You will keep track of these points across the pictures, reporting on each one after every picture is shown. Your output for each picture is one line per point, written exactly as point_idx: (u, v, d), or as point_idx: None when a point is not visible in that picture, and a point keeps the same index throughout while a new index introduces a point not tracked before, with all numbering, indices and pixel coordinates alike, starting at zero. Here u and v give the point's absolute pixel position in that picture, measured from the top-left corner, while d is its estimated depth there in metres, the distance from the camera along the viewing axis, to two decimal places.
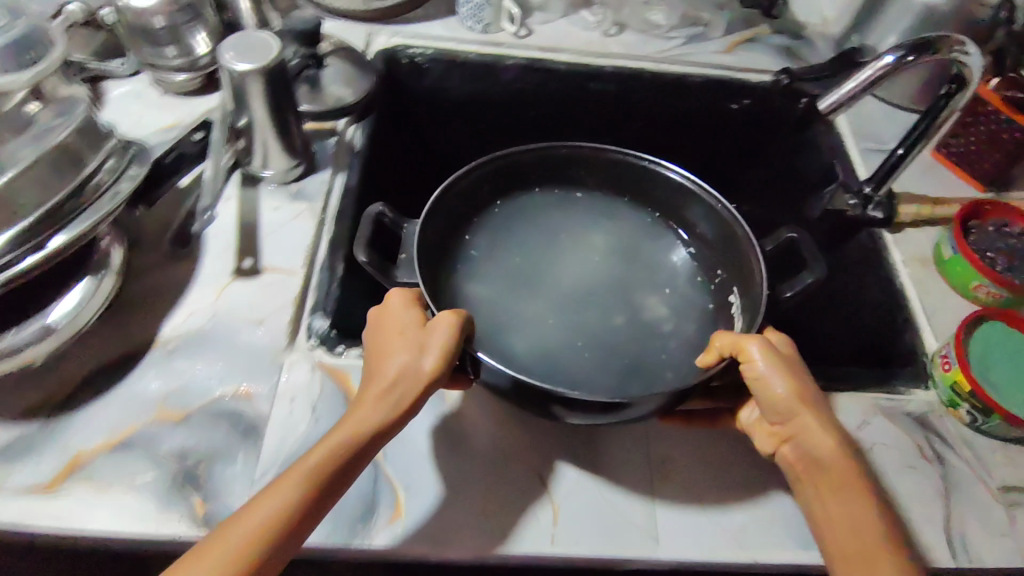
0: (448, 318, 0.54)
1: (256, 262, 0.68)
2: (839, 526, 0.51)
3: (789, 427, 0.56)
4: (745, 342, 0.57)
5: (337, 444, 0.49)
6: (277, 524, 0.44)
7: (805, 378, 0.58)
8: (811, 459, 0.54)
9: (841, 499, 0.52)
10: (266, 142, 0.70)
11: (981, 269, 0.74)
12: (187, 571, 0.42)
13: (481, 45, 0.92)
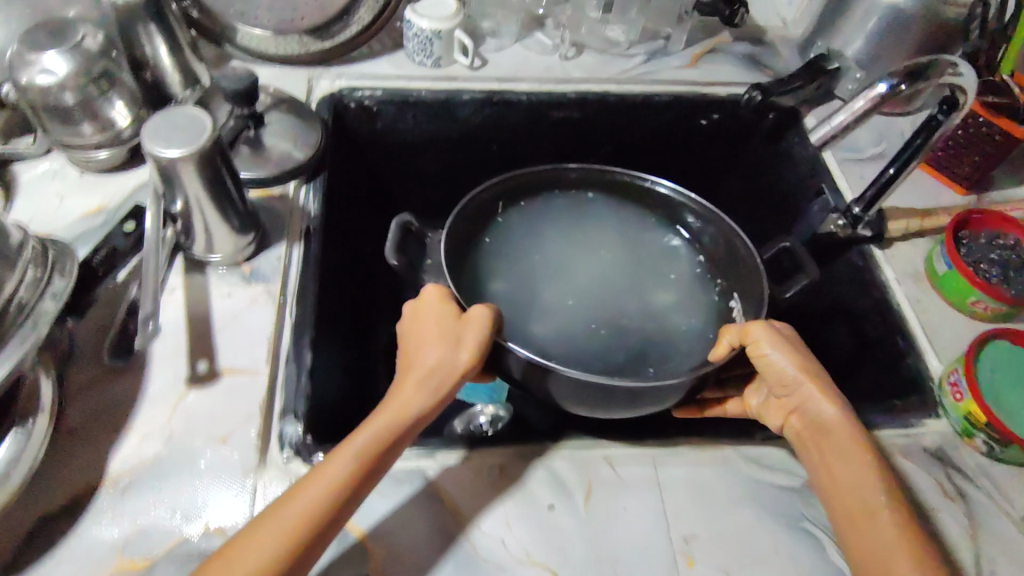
0: (484, 314, 0.59)
1: (213, 365, 0.60)
2: (843, 481, 0.56)
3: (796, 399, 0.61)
4: (750, 327, 0.62)
5: (383, 426, 0.53)
6: (332, 497, 0.48)
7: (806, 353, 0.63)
8: (818, 425, 0.59)
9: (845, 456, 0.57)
10: (210, 225, 0.62)
11: (978, 285, 0.71)
12: (247, 544, 0.45)
13: (433, 80, 0.85)
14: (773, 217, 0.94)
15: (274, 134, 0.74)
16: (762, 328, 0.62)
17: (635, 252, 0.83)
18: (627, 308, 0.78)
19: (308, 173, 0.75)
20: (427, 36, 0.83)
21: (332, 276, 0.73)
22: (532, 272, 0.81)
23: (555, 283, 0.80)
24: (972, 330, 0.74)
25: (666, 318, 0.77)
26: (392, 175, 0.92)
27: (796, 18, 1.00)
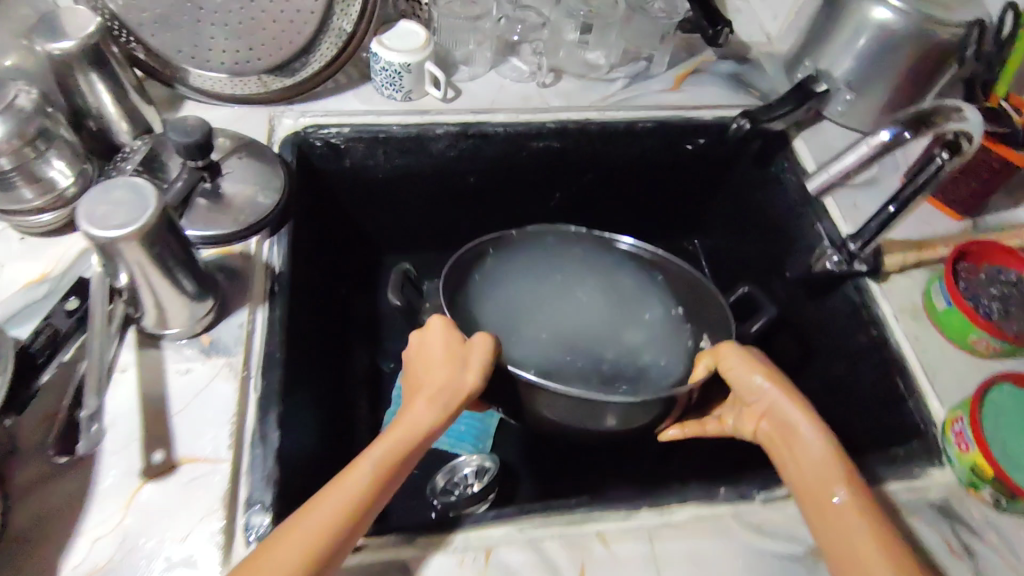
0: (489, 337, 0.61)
1: (171, 453, 0.56)
2: (807, 476, 0.58)
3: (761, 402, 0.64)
4: (718, 347, 0.66)
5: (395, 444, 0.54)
6: (344, 515, 0.49)
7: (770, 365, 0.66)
8: (784, 426, 0.62)
9: (807, 451, 0.59)
10: (163, 298, 0.57)
11: (980, 324, 0.68)
12: (260, 563, 0.46)
13: (405, 115, 0.80)
14: (761, 244, 0.91)
15: (232, 182, 0.69)
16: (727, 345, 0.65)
17: (623, 290, 0.79)
18: (612, 347, 0.74)
19: (270, 228, 0.70)
20: (395, 69, 0.77)
21: (301, 335, 0.69)
22: (513, 308, 0.76)
23: (537, 322, 0.76)
24: (975, 370, 0.71)
25: (659, 361, 0.72)
26: (365, 212, 0.88)
27: (781, 33, 0.96)
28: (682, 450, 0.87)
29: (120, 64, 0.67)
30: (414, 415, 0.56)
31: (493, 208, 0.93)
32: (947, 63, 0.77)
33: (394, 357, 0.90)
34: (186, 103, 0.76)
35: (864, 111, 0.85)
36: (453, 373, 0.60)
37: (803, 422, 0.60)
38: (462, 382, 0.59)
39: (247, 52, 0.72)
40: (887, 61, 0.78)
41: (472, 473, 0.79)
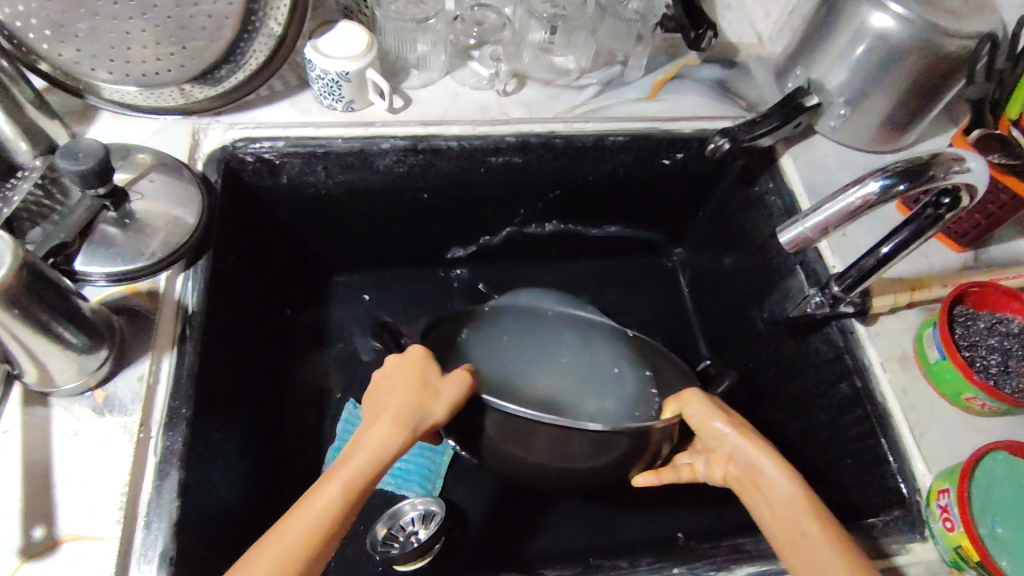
0: (468, 377, 0.57)
1: (53, 527, 0.50)
2: (778, 520, 0.51)
3: (720, 443, 0.57)
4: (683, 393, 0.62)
5: (364, 466, 0.49)
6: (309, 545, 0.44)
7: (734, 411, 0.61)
8: (748, 468, 0.55)
9: (773, 488, 0.52)
10: (40, 354, 0.51)
11: (976, 382, 0.59)
12: None
13: (347, 127, 0.72)
14: (740, 269, 0.83)
15: (142, 207, 0.63)
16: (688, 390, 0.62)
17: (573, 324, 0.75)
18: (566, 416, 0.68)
19: (186, 257, 0.63)
20: (333, 78, 0.69)
21: (213, 378, 0.62)
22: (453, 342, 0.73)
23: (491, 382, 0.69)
24: (971, 430, 0.63)
25: (602, 405, 0.67)
26: (311, 230, 0.81)
27: (774, 34, 0.87)
28: (652, 495, 0.78)
29: (12, 78, 0.59)
30: (381, 435, 0.51)
31: (452, 224, 0.85)
32: (953, 79, 0.68)
33: (340, 386, 0.83)
34: (102, 113, 0.70)
35: (861, 127, 0.75)
36: (427, 399, 0.54)
37: (765, 459, 0.54)
38: (434, 414, 0.54)
39: (154, 63, 0.65)
40: (887, 79, 0.69)
41: (416, 519, 0.72)
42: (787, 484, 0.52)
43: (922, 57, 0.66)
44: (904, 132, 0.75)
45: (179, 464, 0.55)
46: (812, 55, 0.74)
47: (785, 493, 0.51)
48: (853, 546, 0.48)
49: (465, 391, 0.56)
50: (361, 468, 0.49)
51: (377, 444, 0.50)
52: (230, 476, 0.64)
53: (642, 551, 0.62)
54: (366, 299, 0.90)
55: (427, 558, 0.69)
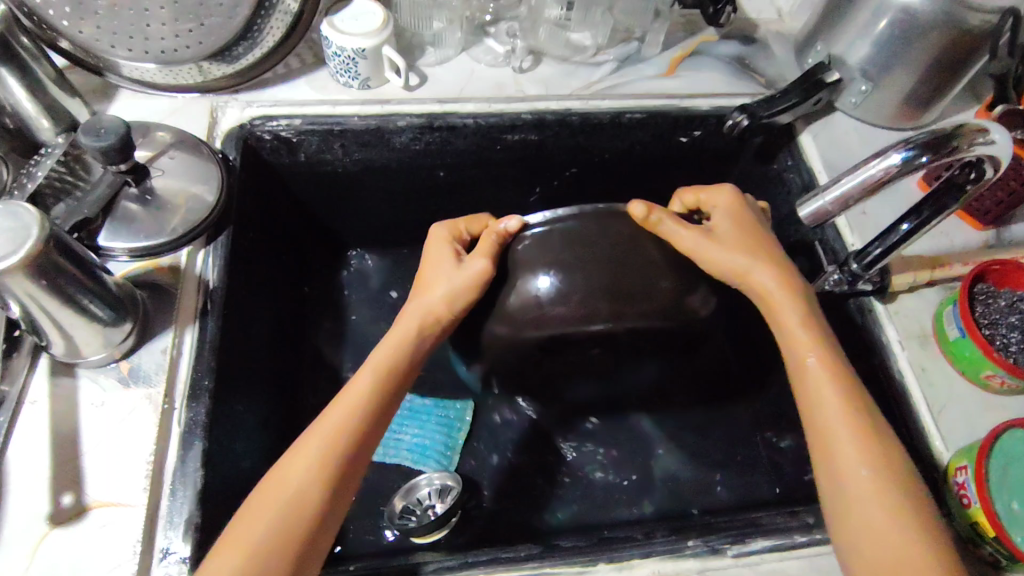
0: (481, 265, 0.59)
1: (82, 495, 0.51)
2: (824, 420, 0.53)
3: (739, 264, 0.59)
4: (662, 227, 0.59)
5: (339, 433, 0.51)
6: (299, 505, 0.48)
7: (725, 214, 0.62)
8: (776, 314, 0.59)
9: (785, 314, 0.58)
10: (67, 327, 0.52)
11: (995, 360, 0.59)
12: (223, 555, 0.46)
13: (363, 104, 0.73)
14: None
15: (162, 183, 0.64)
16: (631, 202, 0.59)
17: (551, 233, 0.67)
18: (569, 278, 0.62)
19: (207, 233, 0.64)
20: (349, 55, 0.69)
21: (234, 351, 0.63)
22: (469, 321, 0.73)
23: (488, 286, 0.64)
24: (991, 408, 0.62)
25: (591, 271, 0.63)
26: (328, 207, 0.82)
27: (794, 9, 0.86)
28: (669, 471, 0.78)
29: (33, 54, 0.60)
30: (351, 396, 0.54)
31: (466, 203, 0.85)
32: (977, 53, 0.66)
33: (357, 362, 0.84)
34: (121, 91, 0.71)
35: (883, 102, 0.74)
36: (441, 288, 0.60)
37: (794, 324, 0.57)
38: (433, 307, 0.60)
39: (172, 39, 0.65)
40: (908, 54, 0.68)
41: (432, 493, 0.72)
42: (821, 375, 0.55)
43: (946, 31, 0.64)
44: (926, 108, 0.74)
45: (203, 434, 0.55)
46: (833, 30, 0.73)
47: (793, 321, 0.58)
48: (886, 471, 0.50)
49: (483, 267, 0.59)
50: (337, 433, 0.51)
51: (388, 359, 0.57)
52: (251, 448, 0.64)
53: (658, 526, 0.63)
54: (384, 275, 0.91)
55: (444, 531, 0.70)
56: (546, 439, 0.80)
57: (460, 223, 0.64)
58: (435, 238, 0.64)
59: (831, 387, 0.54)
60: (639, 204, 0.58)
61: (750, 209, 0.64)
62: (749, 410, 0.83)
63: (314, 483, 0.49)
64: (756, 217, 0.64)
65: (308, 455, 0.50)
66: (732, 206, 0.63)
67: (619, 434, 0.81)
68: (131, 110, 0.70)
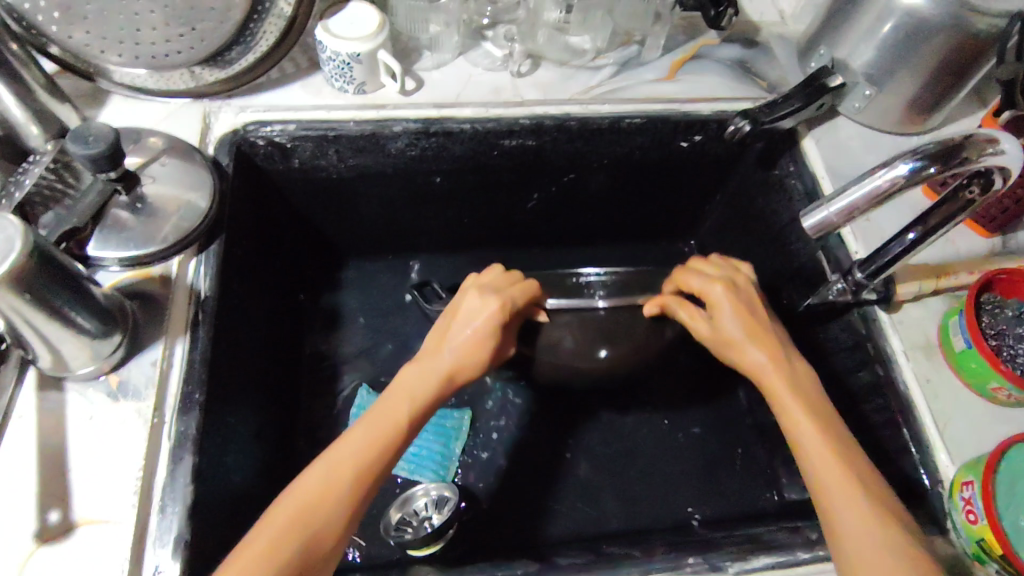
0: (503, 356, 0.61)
1: (69, 511, 0.50)
2: (823, 479, 0.49)
3: (749, 356, 0.57)
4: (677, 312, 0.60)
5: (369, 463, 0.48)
6: (321, 537, 0.45)
7: (725, 298, 0.59)
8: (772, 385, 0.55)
9: (775, 385, 0.55)
10: (53, 340, 0.51)
11: (1002, 372, 0.57)
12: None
13: (358, 109, 0.71)
14: (761, 253, 0.82)
15: (152, 190, 0.62)
16: (642, 301, 0.63)
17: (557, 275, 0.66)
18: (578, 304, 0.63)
19: (199, 242, 0.63)
20: (344, 59, 0.68)
21: (227, 365, 0.62)
22: None
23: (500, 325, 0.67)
24: (998, 420, 0.61)
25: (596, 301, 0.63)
26: (324, 214, 0.81)
27: (796, 12, 0.85)
28: (668, 483, 0.78)
29: (21, 61, 0.59)
30: (385, 422, 0.50)
31: (465, 210, 0.84)
32: (985, 57, 0.65)
33: (353, 370, 0.83)
34: (113, 97, 0.70)
35: (887, 107, 0.73)
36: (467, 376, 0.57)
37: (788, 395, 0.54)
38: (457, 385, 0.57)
39: (163, 44, 0.64)
40: (913, 58, 0.66)
41: (428, 505, 0.70)
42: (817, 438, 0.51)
43: (953, 34, 0.63)
44: (932, 112, 0.72)
45: (193, 449, 0.55)
46: (836, 34, 0.72)
47: (783, 389, 0.55)
48: (888, 528, 0.45)
49: (503, 357, 0.62)
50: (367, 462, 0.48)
51: (420, 385, 0.53)
52: (243, 460, 0.63)
53: (657, 540, 0.62)
54: (381, 281, 0.90)
55: (441, 544, 0.69)
56: (544, 448, 0.79)
57: (517, 295, 0.59)
58: (489, 304, 0.57)
59: (819, 440, 0.51)
60: (650, 306, 0.62)
61: (744, 290, 0.61)
62: (751, 418, 0.82)
63: (338, 508, 0.46)
64: (750, 298, 0.61)
65: (339, 479, 0.46)
66: (729, 289, 0.60)
67: (618, 444, 0.80)
68: (122, 116, 0.69)
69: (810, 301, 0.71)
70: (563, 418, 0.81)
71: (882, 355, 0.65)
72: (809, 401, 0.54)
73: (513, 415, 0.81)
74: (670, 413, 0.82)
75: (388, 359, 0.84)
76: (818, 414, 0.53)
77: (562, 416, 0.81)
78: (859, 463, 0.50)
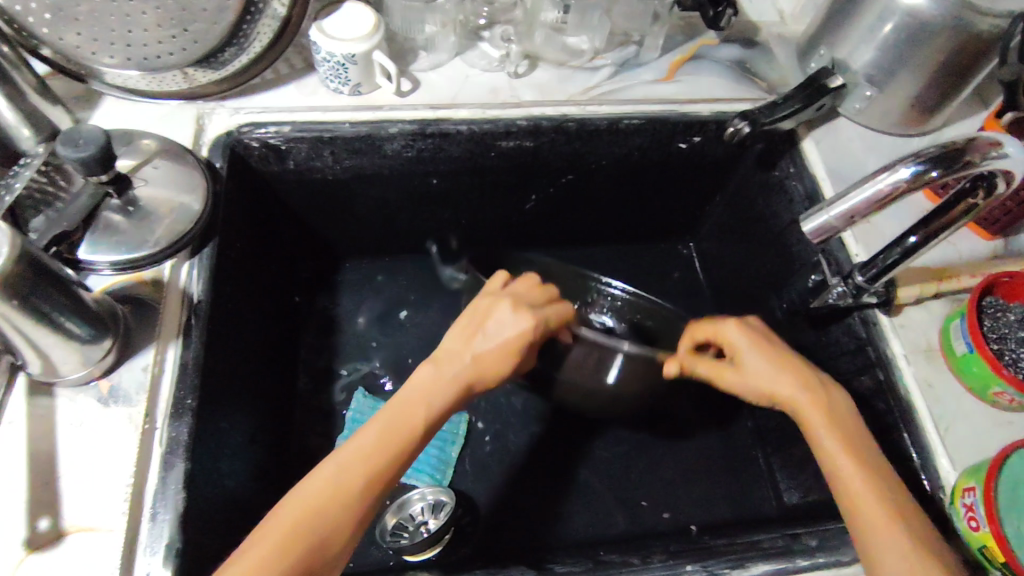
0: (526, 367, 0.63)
1: (60, 519, 0.50)
2: (867, 520, 0.48)
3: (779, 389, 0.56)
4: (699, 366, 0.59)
5: (379, 474, 0.47)
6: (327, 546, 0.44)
7: (742, 338, 0.59)
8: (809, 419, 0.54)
9: (813, 421, 0.54)
10: (43, 346, 0.50)
11: (1005, 376, 0.57)
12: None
13: (354, 111, 0.70)
14: (760, 255, 0.82)
15: (144, 193, 0.62)
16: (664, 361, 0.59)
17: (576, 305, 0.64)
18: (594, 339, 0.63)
19: (191, 245, 0.62)
20: (339, 60, 0.67)
21: (221, 370, 0.62)
22: None
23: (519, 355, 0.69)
24: (1000, 425, 0.60)
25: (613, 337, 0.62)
26: (320, 216, 0.80)
27: (797, 12, 0.84)
28: (667, 487, 0.77)
29: (10, 63, 0.58)
30: (399, 433, 0.49)
31: (463, 211, 0.83)
32: (987, 57, 0.64)
33: (349, 373, 0.82)
34: (106, 99, 0.69)
35: (889, 107, 0.72)
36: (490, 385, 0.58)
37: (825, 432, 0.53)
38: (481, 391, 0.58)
39: (156, 46, 0.63)
40: (915, 58, 0.65)
41: (425, 509, 0.69)
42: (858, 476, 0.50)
43: (955, 34, 0.62)
44: (934, 113, 0.71)
45: (185, 455, 0.54)
46: (837, 34, 0.71)
47: (819, 420, 0.54)
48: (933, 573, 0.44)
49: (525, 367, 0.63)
50: (378, 474, 0.47)
51: (438, 393, 0.52)
52: (237, 466, 0.63)
53: (655, 545, 0.61)
54: (378, 282, 0.90)
55: (438, 548, 0.68)
56: (542, 452, 0.78)
57: (553, 312, 0.59)
58: (523, 321, 0.57)
59: (862, 479, 0.50)
60: (675, 364, 0.59)
61: (761, 330, 0.61)
62: (750, 422, 0.81)
63: (342, 513, 0.45)
64: (772, 338, 0.60)
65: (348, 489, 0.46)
66: (745, 331, 0.59)
67: (616, 447, 0.79)
68: (115, 118, 0.68)
69: (811, 302, 0.71)
70: (561, 421, 0.80)
71: (883, 359, 0.64)
72: (845, 431, 0.53)
73: (511, 419, 0.80)
74: (670, 416, 0.82)
75: (386, 363, 0.84)
76: (859, 451, 0.52)
77: (560, 420, 0.80)
78: (902, 499, 0.49)
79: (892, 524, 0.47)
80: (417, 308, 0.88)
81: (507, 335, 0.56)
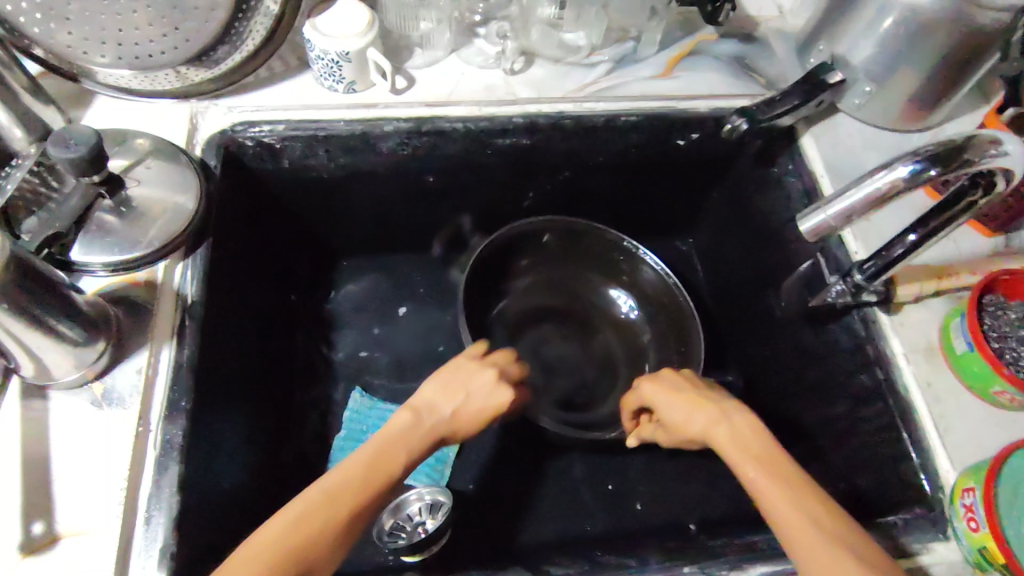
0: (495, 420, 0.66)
1: (53, 523, 0.49)
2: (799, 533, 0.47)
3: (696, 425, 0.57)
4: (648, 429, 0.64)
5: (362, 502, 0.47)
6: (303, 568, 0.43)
7: (658, 390, 0.61)
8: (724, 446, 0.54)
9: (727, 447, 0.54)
10: (35, 349, 0.50)
11: (1004, 375, 0.56)
12: None
13: (349, 109, 0.70)
14: (757, 253, 0.81)
15: (136, 194, 0.61)
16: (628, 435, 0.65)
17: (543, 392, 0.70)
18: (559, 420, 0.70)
19: (185, 246, 0.62)
20: (333, 58, 0.67)
21: (216, 372, 0.62)
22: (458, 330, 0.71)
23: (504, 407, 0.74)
24: (999, 424, 0.60)
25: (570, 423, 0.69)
26: (315, 215, 0.80)
27: (795, 6, 0.83)
28: (664, 486, 0.77)
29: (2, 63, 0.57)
30: (383, 466, 0.49)
31: (458, 210, 0.83)
32: (988, 52, 0.63)
33: (346, 373, 0.82)
34: (98, 98, 0.68)
35: (888, 103, 0.71)
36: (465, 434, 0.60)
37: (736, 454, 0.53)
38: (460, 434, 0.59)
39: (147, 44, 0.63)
40: (914, 54, 0.65)
41: (423, 509, 0.67)
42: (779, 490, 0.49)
43: (955, 29, 0.61)
44: (934, 109, 0.71)
45: (180, 457, 0.54)
46: (835, 29, 0.70)
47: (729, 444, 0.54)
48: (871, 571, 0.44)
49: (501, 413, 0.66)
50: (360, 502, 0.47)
51: (418, 433, 0.53)
52: (232, 468, 0.63)
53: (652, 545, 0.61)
54: (374, 281, 0.89)
55: (434, 549, 0.68)
56: (540, 452, 0.78)
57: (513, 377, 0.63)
58: (501, 396, 0.58)
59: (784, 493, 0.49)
60: (633, 439, 0.65)
61: (678, 377, 0.62)
62: None
63: (326, 532, 0.45)
64: (679, 377, 0.62)
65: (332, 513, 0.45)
66: (658, 383, 0.62)
67: (614, 446, 0.79)
68: (108, 118, 0.67)
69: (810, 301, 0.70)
70: None
71: (882, 358, 0.64)
72: (754, 447, 0.53)
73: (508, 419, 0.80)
74: None
75: (382, 361, 0.83)
76: (772, 466, 0.51)
77: None
78: (819, 501, 0.49)
79: (824, 532, 0.46)
80: (414, 306, 0.88)
81: (483, 405, 0.58)
